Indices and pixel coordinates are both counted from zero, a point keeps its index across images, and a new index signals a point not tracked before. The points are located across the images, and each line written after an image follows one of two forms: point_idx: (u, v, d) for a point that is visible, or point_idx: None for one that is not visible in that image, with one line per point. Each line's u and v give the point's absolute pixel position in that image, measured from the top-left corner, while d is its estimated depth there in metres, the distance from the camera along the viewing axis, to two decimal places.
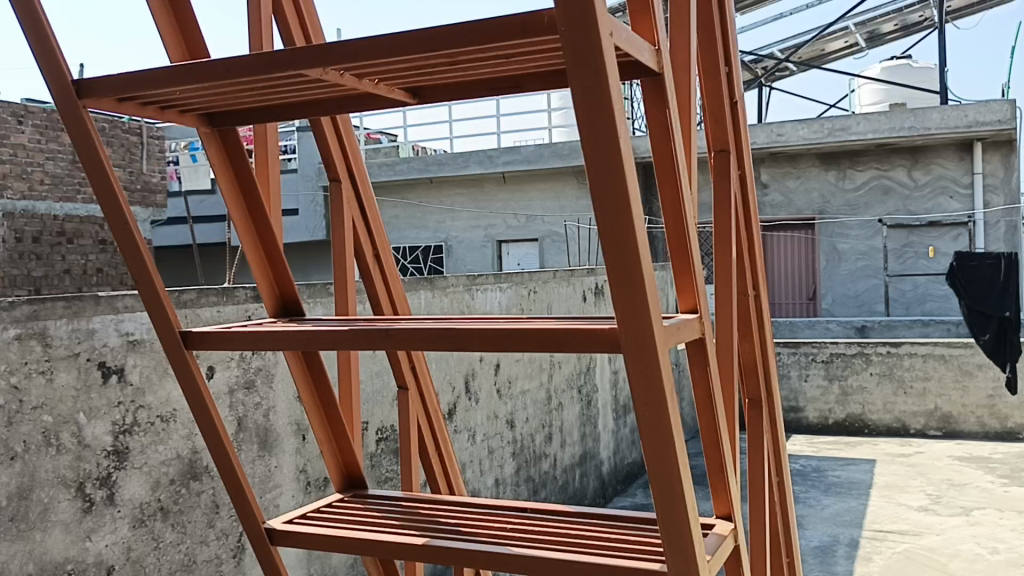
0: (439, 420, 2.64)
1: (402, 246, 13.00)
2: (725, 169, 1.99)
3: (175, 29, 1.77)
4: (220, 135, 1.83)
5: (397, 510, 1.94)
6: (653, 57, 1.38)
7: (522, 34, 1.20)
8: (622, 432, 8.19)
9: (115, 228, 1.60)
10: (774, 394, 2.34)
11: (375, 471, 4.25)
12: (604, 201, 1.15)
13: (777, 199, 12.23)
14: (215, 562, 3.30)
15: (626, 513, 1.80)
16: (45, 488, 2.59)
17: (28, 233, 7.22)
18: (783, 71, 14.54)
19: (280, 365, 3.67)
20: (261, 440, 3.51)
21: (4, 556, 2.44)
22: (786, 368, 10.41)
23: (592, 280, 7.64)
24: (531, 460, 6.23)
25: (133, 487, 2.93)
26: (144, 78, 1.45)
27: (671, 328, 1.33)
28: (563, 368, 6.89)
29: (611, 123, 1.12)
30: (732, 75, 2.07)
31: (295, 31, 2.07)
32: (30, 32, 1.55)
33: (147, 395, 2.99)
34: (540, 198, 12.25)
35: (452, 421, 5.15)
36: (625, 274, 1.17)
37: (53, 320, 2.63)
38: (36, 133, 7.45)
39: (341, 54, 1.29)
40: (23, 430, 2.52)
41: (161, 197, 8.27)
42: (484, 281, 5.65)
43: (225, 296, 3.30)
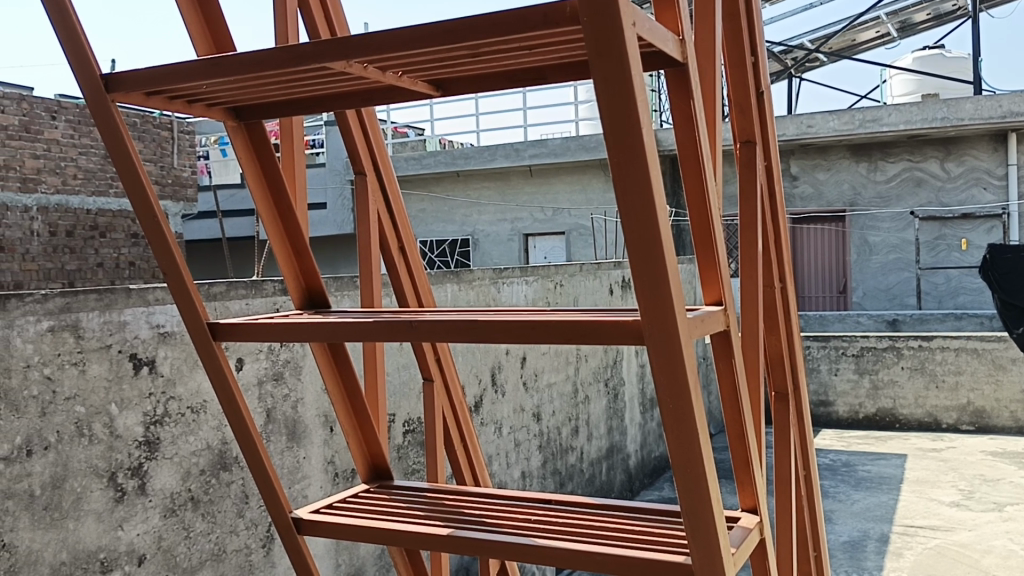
0: (464, 412, 2.66)
1: (429, 239, 13.05)
2: (750, 159, 1.98)
3: (202, 24, 1.79)
4: (247, 128, 1.85)
5: (422, 501, 1.95)
6: (677, 47, 1.37)
7: (543, 26, 1.19)
8: (649, 426, 8.16)
9: (143, 220, 1.62)
10: (802, 387, 2.32)
11: (402, 463, 4.28)
12: (627, 189, 1.15)
13: (807, 191, 12.11)
14: (245, 552, 3.35)
15: (650, 507, 1.80)
16: (78, 477, 2.63)
17: (62, 227, 7.39)
18: (813, 62, 14.39)
19: (308, 357, 3.70)
20: (289, 431, 3.55)
21: (38, 544, 2.49)
22: (815, 362, 10.30)
23: (618, 273, 7.63)
24: (558, 453, 6.24)
25: (164, 478, 2.97)
26: (171, 71, 1.46)
27: (695, 320, 1.33)
28: (590, 360, 6.89)
29: (632, 115, 1.11)
30: (758, 65, 2.05)
31: (321, 26, 2.08)
32: (59, 27, 1.57)
33: (178, 386, 3.03)
34: (567, 191, 12.21)
35: (478, 414, 5.17)
36: (647, 268, 1.17)
37: (86, 312, 2.67)
38: (69, 128, 7.55)
39: (362, 47, 1.29)
40: (57, 421, 2.57)
41: (192, 192, 8.35)
42: (511, 274, 5.66)
43: (254, 289, 3.34)
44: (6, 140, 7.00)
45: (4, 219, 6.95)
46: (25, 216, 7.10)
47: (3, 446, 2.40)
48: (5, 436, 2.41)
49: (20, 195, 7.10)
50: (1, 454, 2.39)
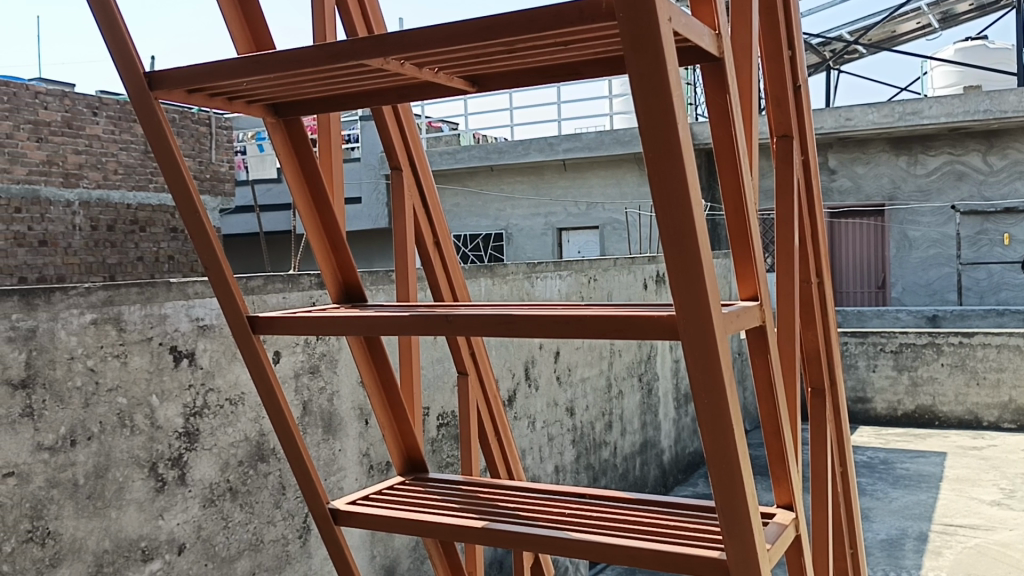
0: (499, 406, 2.67)
1: (463, 234, 13.10)
2: (787, 154, 1.97)
3: (242, 22, 1.81)
4: (285, 123, 1.87)
5: (456, 494, 1.96)
6: (713, 42, 1.36)
7: (578, 23, 1.19)
8: (683, 421, 8.12)
9: (186, 216, 1.65)
10: (838, 383, 2.30)
11: (436, 456, 4.31)
12: (662, 182, 1.15)
13: (845, 185, 11.93)
14: (282, 542, 3.39)
15: (684, 501, 1.80)
16: (120, 467, 2.69)
17: (103, 222, 7.53)
18: (852, 54, 14.18)
19: (344, 351, 3.74)
20: (325, 423, 3.59)
21: (81, 532, 2.56)
22: (853, 358, 10.20)
23: (653, 268, 7.59)
24: (592, 448, 6.24)
25: (204, 468, 3.02)
26: (212, 70, 1.49)
27: (731, 314, 1.33)
28: (624, 355, 6.87)
29: (668, 109, 1.11)
30: (796, 59, 2.03)
31: (358, 23, 2.10)
32: (104, 25, 1.60)
33: (216, 378, 3.08)
34: (601, 185, 12.17)
35: (512, 408, 5.18)
36: (682, 263, 1.17)
37: (128, 305, 2.72)
38: (110, 124, 7.67)
39: (398, 44, 1.30)
40: (99, 412, 2.62)
41: (230, 186, 8.46)
42: (545, 269, 5.67)
43: (291, 283, 3.38)
44: (48, 136, 7.15)
45: (48, 214, 7.09)
46: (67, 211, 7.25)
47: (48, 436, 2.46)
48: (49, 426, 2.47)
49: (63, 190, 7.23)
50: (46, 443, 2.46)
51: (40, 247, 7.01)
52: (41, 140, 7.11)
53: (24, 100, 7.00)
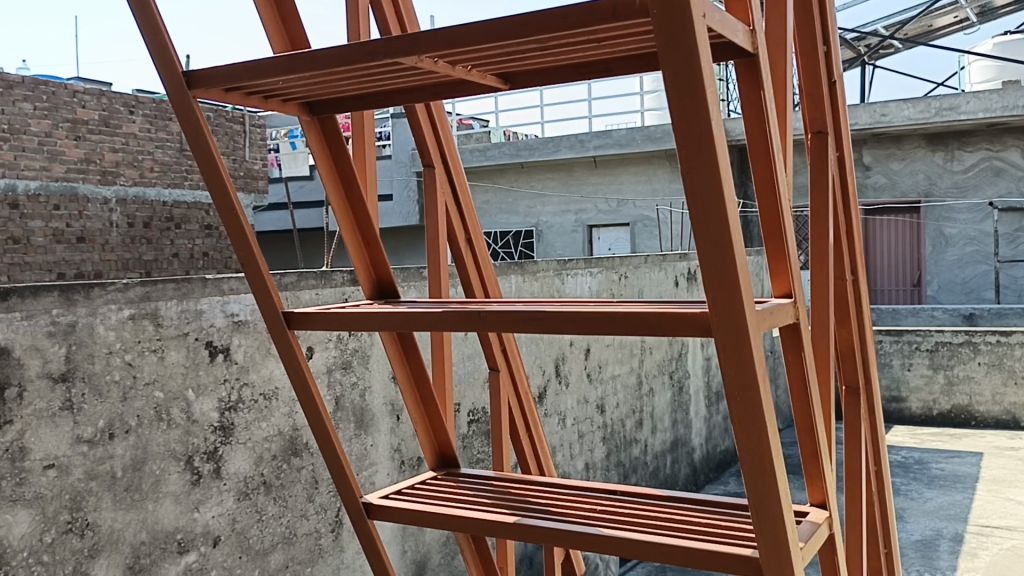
0: (530, 402, 2.68)
1: (494, 231, 13.12)
2: (822, 150, 1.95)
3: (277, 22, 1.84)
4: (320, 121, 1.89)
5: (488, 489, 1.97)
6: (748, 38, 1.35)
7: (612, 18, 1.19)
8: (715, 420, 8.08)
9: (223, 213, 1.67)
10: (873, 380, 2.28)
11: (467, 452, 4.33)
12: (695, 177, 1.15)
13: (880, 181, 11.76)
14: (315, 536, 3.43)
15: (717, 498, 1.80)
16: (157, 460, 2.74)
17: (140, 219, 7.65)
18: (887, 49, 13.99)
19: (376, 346, 3.77)
20: (357, 419, 3.62)
21: (119, 524, 2.61)
22: (888, 357, 10.08)
23: (684, 265, 7.55)
24: (622, 445, 6.23)
25: (238, 462, 3.06)
26: (249, 68, 1.51)
27: (764, 311, 1.32)
28: (654, 352, 6.84)
29: (701, 106, 1.11)
30: (831, 54, 2.01)
31: (392, 20, 2.11)
32: (144, 25, 1.63)
33: (251, 373, 3.12)
34: (632, 181, 12.13)
35: (542, 405, 5.19)
36: (714, 259, 1.17)
37: (164, 301, 2.77)
38: (146, 123, 7.78)
39: (432, 42, 1.31)
40: (137, 406, 2.67)
41: (263, 183, 8.54)
42: (575, 266, 5.66)
43: (324, 279, 3.41)
44: (86, 134, 7.27)
45: (86, 210, 7.19)
46: (104, 208, 7.36)
47: (87, 429, 2.51)
48: (88, 419, 2.52)
49: (100, 188, 7.34)
50: (85, 436, 2.51)
51: (78, 243, 7.13)
52: (79, 138, 7.22)
53: (62, 99, 7.12)
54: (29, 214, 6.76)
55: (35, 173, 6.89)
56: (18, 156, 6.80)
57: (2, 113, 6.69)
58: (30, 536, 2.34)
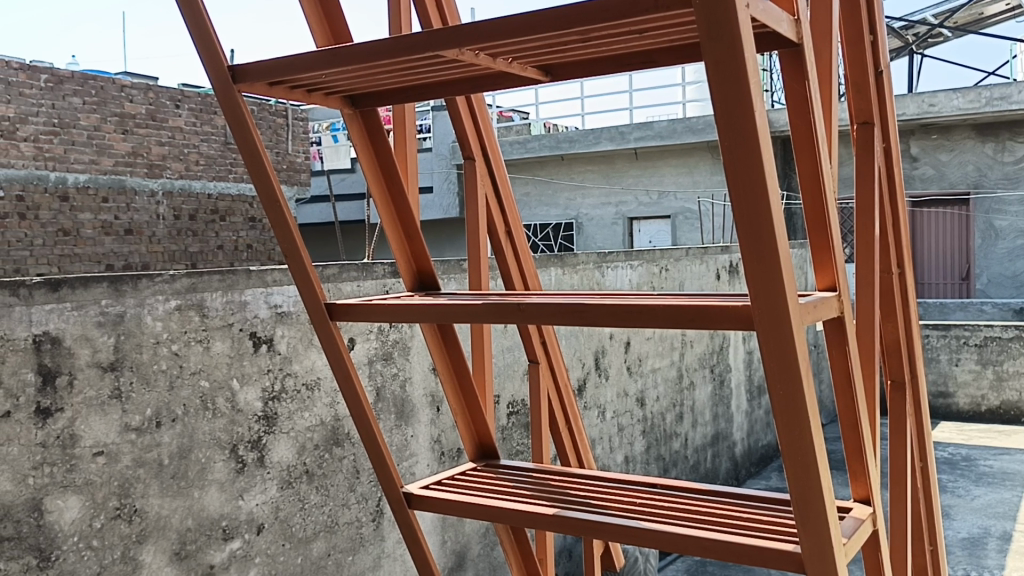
0: (569, 394, 2.68)
1: (533, 223, 13.12)
2: (869, 142, 1.92)
3: (321, 16, 1.85)
4: (362, 115, 1.91)
5: (527, 481, 1.97)
6: (792, 28, 1.33)
7: (655, 11, 1.19)
8: (756, 414, 8.01)
9: (266, 204, 1.69)
10: (919, 375, 2.24)
11: (506, 444, 4.36)
12: (738, 168, 1.14)
13: (927, 172, 11.51)
14: (356, 525, 3.47)
15: (759, 494, 1.78)
16: (203, 448, 2.80)
17: (186, 211, 7.78)
18: (936, 37, 13.68)
19: (417, 338, 3.80)
20: (398, 410, 3.65)
21: (166, 511, 2.67)
22: (935, 352, 9.88)
23: (726, 258, 7.49)
24: (662, 439, 6.20)
25: (281, 451, 3.11)
26: (294, 61, 1.52)
27: (807, 305, 1.31)
28: (695, 346, 6.79)
29: (745, 97, 1.10)
30: (877, 44, 1.97)
31: (433, 15, 2.11)
32: (189, 20, 1.65)
33: (294, 363, 3.17)
34: (673, 173, 12.04)
35: (582, 397, 5.19)
36: (759, 250, 1.16)
37: (210, 293, 2.82)
38: (192, 116, 7.89)
39: (474, 35, 1.32)
40: (183, 395, 2.73)
41: (305, 176, 8.64)
42: (615, 259, 5.64)
43: (365, 271, 3.45)
44: (133, 128, 7.41)
45: (133, 203, 7.36)
46: (151, 200, 7.50)
47: (135, 417, 2.58)
48: (136, 407, 2.58)
49: (147, 181, 7.49)
50: (133, 424, 2.57)
51: (126, 235, 7.28)
52: (127, 132, 7.37)
53: (110, 94, 7.26)
54: (78, 207, 6.94)
55: (85, 166, 7.04)
56: (69, 150, 6.96)
57: (52, 108, 6.85)
58: (80, 522, 2.42)
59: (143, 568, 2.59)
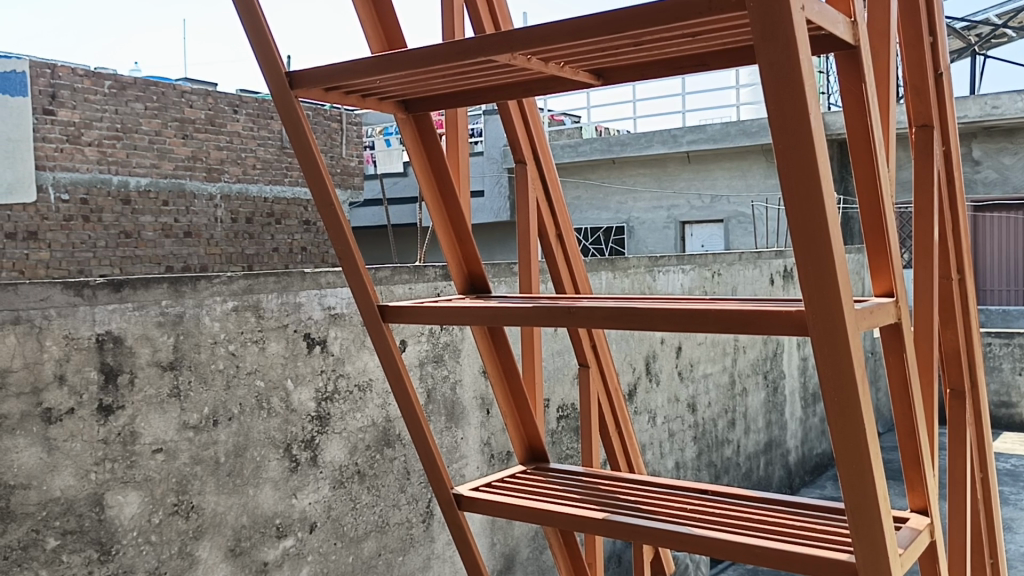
0: (620, 400, 2.66)
1: (584, 227, 13.10)
2: (928, 145, 1.87)
3: (375, 21, 1.88)
4: (415, 119, 1.93)
5: (578, 485, 1.97)
6: (849, 29, 1.31)
7: (708, 13, 1.18)
8: (812, 421, 7.89)
9: (322, 208, 1.72)
10: (979, 383, 2.18)
11: (556, 447, 4.36)
12: (792, 169, 1.13)
13: (990, 176, 11.13)
14: (406, 525, 3.50)
15: (814, 502, 1.75)
16: (258, 447, 2.88)
17: (243, 214, 7.95)
18: (1000, 38, 13.32)
19: (468, 340, 3.82)
20: (448, 412, 3.68)
21: (222, 507, 2.76)
22: (997, 360, 9.61)
23: (780, 262, 7.41)
24: (714, 445, 6.14)
25: (334, 451, 3.17)
26: (351, 66, 1.54)
27: (864, 311, 1.28)
28: (748, 352, 6.71)
29: (800, 98, 1.09)
30: (937, 45, 1.93)
31: (486, 20, 2.13)
32: (248, 26, 1.69)
33: (346, 364, 3.23)
34: (726, 176, 11.91)
35: (632, 402, 5.17)
36: (812, 254, 1.15)
37: (265, 294, 2.90)
38: (250, 121, 8.01)
39: (525, 40, 1.33)
40: (239, 394, 2.82)
41: (359, 180, 8.78)
42: (667, 263, 5.61)
43: (417, 274, 3.50)
44: (193, 133, 7.56)
45: (192, 206, 7.55)
46: (210, 204, 7.68)
47: (193, 415, 2.67)
48: (194, 406, 2.68)
49: (206, 184, 7.65)
50: (191, 422, 2.67)
51: (186, 238, 7.49)
52: (187, 137, 7.52)
53: (171, 99, 7.41)
54: (140, 210, 7.17)
55: (146, 170, 7.23)
56: (131, 154, 7.13)
57: (116, 114, 7.01)
58: (139, 517, 2.52)
59: (199, 563, 2.68)
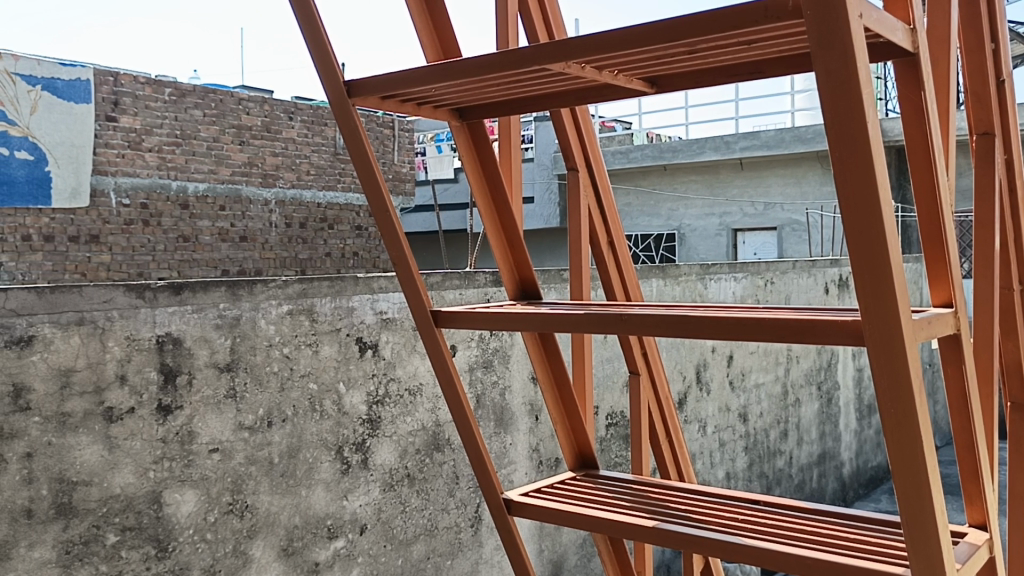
0: (671, 408, 2.65)
1: (635, 234, 13.04)
2: (988, 154, 1.83)
3: (431, 30, 1.90)
4: (469, 127, 1.94)
5: (627, 493, 1.96)
6: (906, 36, 1.30)
7: (763, 20, 1.18)
8: (867, 433, 7.74)
9: (377, 214, 1.75)
10: None
11: (604, 455, 4.36)
12: (847, 177, 1.12)
13: None
14: (455, 530, 3.52)
15: (868, 514, 1.73)
16: (310, 448, 2.92)
17: (297, 219, 8.08)
18: None
19: (517, 346, 3.84)
20: (497, 417, 3.70)
21: (275, 507, 2.81)
22: None
23: (836, 271, 7.29)
24: (765, 456, 6.07)
25: (385, 454, 3.21)
26: (408, 76, 1.57)
27: (921, 320, 1.26)
28: (802, 361, 6.62)
29: (857, 105, 1.09)
30: (999, 51, 1.89)
31: (540, 29, 2.14)
32: (307, 34, 1.72)
33: (397, 368, 3.26)
34: (780, 184, 11.75)
35: (682, 411, 5.14)
36: (868, 263, 1.13)
37: (319, 298, 2.95)
38: (304, 128, 8.12)
39: (579, 48, 1.34)
40: (293, 396, 2.87)
41: (410, 186, 8.87)
42: (719, 270, 5.56)
43: (467, 280, 3.54)
44: (249, 139, 7.70)
45: (248, 211, 7.69)
46: (265, 209, 7.83)
47: (248, 416, 2.73)
48: (249, 407, 2.73)
49: (261, 190, 7.79)
50: (247, 423, 2.73)
51: (241, 242, 7.65)
52: (243, 143, 7.67)
53: (229, 106, 7.55)
54: (197, 215, 7.35)
55: (204, 175, 7.40)
56: (189, 160, 7.31)
57: (175, 120, 7.18)
58: (195, 515, 2.58)
59: (252, 562, 2.73)
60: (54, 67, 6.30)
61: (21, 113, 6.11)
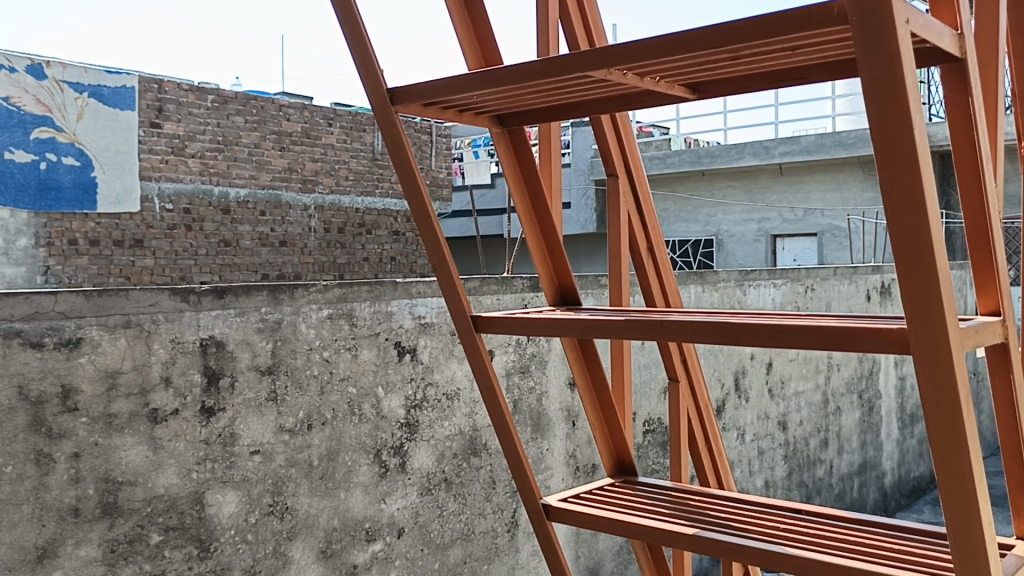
0: (710, 415, 2.63)
1: (672, 239, 12.97)
2: None
3: (473, 38, 1.92)
4: (510, 133, 1.95)
5: (666, 499, 1.95)
6: (955, 42, 1.29)
7: (808, 26, 1.18)
8: (909, 442, 7.61)
9: (419, 220, 1.76)
10: None
11: (641, 461, 4.34)
12: (893, 185, 1.11)
13: None
14: (492, 534, 3.53)
15: (912, 525, 1.70)
16: (349, 452, 2.95)
17: (335, 224, 8.17)
18: None
19: (555, 351, 3.84)
20: (534, 423, 3.71)
21: (314, 509, 2.84)
22: None
23: (877, 278, 7.19)
24: (805, 465, 5.99)
25: (422, 458, 3.22)
26: (450, 83, 1.58)
27: (968, 329, 1.25)
28: (842, 369, 6.53)
29: (904, 111, 1.08)
30: None
31: (581, 36, 2.15)
32: (352, 43, 1.74)
33: (435, 373, 3.29)
34: (820, 189, 11.62)
35: (720, 418, 5.11)
36: (914, 269, 1.12)
37: (359, 302, 2.98)
38: (343, 133, 8.20)
39: (621, 55, 1.34)
40: (333, 400, 2.90)
41: (448, 192, 8.92)
42: (758, 277, 5.51)
43: (504, 285, 3.55)
44: (289, 145, 7.78)
45: (288, 217, 7.79)
46: (304, 214, 7.93)
47: (288, 419, 2.76)
48: (289, 410, 2.77)
49: (301, 195, 7.89)
50: (287, 426, 2.76)
51: (281, 247, 7.75)
52: (283, 149, 7.76)
53: (270, 113, 7.65)
54: (238, 219, 7.45)
55: (245, 181, 7.49)
56: (231, 166, 7.42)
57: (218, 127, 7.30)
58: (237, 516, 2.62)
59: (292, 563, 2.76)
60: (100, 75, 6.45)
61: (68, 120, 6.28)
